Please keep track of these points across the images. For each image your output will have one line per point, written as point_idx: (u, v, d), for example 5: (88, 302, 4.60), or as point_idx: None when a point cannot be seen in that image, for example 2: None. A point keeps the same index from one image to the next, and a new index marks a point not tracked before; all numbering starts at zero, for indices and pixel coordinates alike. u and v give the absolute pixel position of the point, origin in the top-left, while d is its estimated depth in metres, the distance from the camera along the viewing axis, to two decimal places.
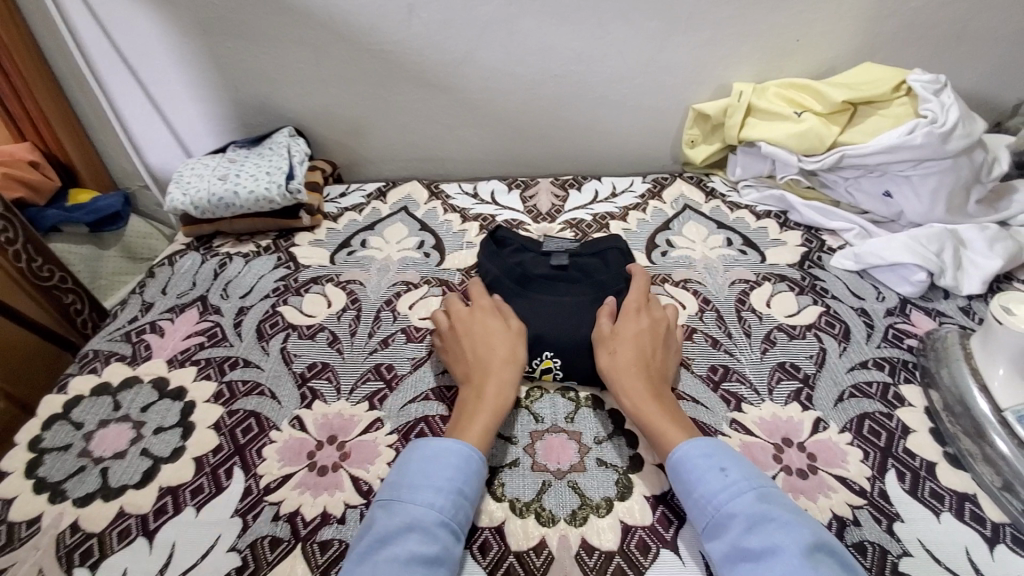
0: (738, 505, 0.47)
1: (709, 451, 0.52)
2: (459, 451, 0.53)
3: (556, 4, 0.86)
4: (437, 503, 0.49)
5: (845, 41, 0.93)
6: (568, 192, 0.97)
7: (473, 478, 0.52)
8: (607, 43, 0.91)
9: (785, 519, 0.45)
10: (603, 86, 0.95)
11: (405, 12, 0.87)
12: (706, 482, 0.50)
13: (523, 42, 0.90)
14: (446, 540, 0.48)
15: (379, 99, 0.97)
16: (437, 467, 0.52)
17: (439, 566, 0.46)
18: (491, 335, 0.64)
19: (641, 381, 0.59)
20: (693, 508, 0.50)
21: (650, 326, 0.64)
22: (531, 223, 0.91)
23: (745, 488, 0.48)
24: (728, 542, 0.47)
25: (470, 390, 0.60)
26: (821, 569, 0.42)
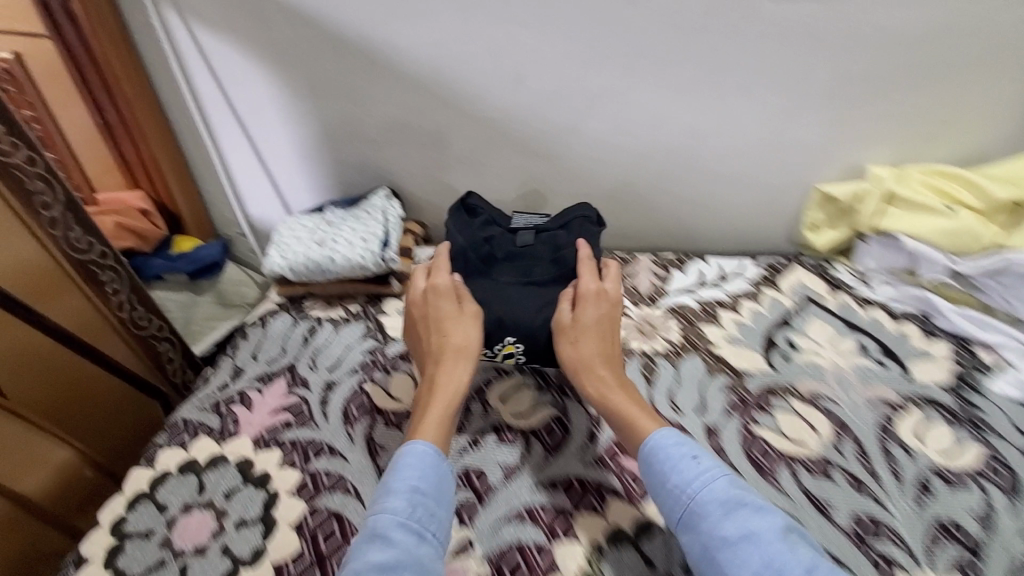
0: (710, 492, 0.50)
1: (679, 441, 0.55)
2: (413, 451, 0.56)
3: (676, 78, 0.81)
4: (392, 506, 0.51)
5: (1004, 124, 0.82)
6: (670, 272, 0.88)
7: (430, 474, 0.54)
8: (726, 118, 0.84)
9: (756, 505, 0.49)
10: (716, 163, 0.88)
11: (513, 83, 0.84)
12: (679, 471, 0.53)
13: (633, 114, 0.85)
14: (411, 541, 0.49)
15: (478, 165, 0.94)
16: (393, 472, 0.54)
17: (401, 569, 0.47)
18: (447, 321, 0.68)
19: (603, 375, 0.64)
20: (667, 497, 0.53)
21: (607, 312, 0.68)
22: (630, 305, 0.83)
23: (716, 474, 0.52)
24: (703, 531, 0.49)
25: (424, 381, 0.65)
26: (796, 549, 0.46)
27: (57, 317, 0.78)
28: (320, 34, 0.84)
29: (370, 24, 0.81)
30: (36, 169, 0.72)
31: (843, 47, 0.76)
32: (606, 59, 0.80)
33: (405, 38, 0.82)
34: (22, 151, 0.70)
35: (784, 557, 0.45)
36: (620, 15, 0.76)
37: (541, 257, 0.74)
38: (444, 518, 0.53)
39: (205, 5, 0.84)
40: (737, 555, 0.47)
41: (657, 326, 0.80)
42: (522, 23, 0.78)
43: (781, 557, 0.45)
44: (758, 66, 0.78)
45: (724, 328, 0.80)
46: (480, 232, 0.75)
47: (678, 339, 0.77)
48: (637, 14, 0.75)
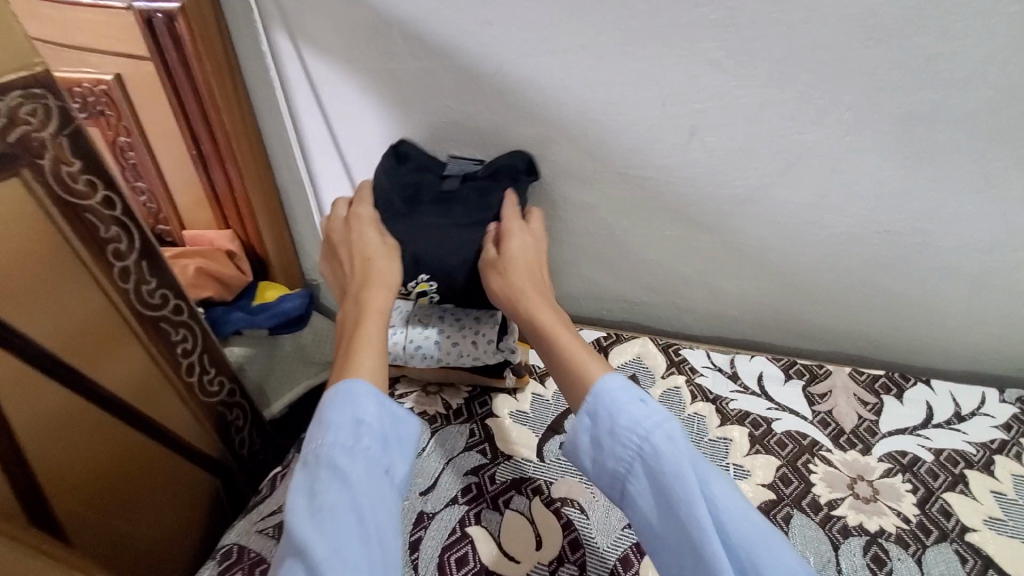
0: (666, 442, 0.46)
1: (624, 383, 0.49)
2: (346, 388, 0.50)
3: (922, 145, 0.59)
4: (338, 441, 0.48)
5: None
6: (881, 399, 0.65)
7: (377, 404, 0.50)
8: (984, 201, 0.61)
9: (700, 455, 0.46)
10: (953, 256, 0.65)
11: (686, 136, 0.66)
12: (627, 414, 0.47)
13: (845, 186, 0.64)
14: (364, 475, 0.47)
15: (617, 230, 0.77)
16: (337, 404, 0.50)
17: (361, 504, 0.45)
18: (370, 248, 0.61)
19: (536, 303, 0.58)
20: (613, 446, 0.48)
21: (533, 244, 0.62)
22: (829, 446, 0.61)
23: (663, 418, 0.47)
24: (657, 482, 0.45)
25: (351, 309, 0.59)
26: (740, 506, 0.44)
27: (114, 385, 0.65)
28: (450, 68, 0.71)
29: (513, 56, 0.67)
30: (113, 213, 0.60)
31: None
32: (821, 116, 0.60)
33: (554, 76, 0.67)
34: (100, 192, 0.59)
35: (734, 515, 0.44)
36: (859, 58, 0.55)
37: (466, 199, 0.65)
38: (393, 455, 0.50)
39: (319, 30, 0.72)
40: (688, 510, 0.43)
41: (880, 489, 0.57)
42: (713, 63, 0.60)
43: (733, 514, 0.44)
44: None
45: (982, 504, 0.56)
46: (406, 175, 0.67)
47: (914, 515, 0.55)
48: (887, 55, 0.54)
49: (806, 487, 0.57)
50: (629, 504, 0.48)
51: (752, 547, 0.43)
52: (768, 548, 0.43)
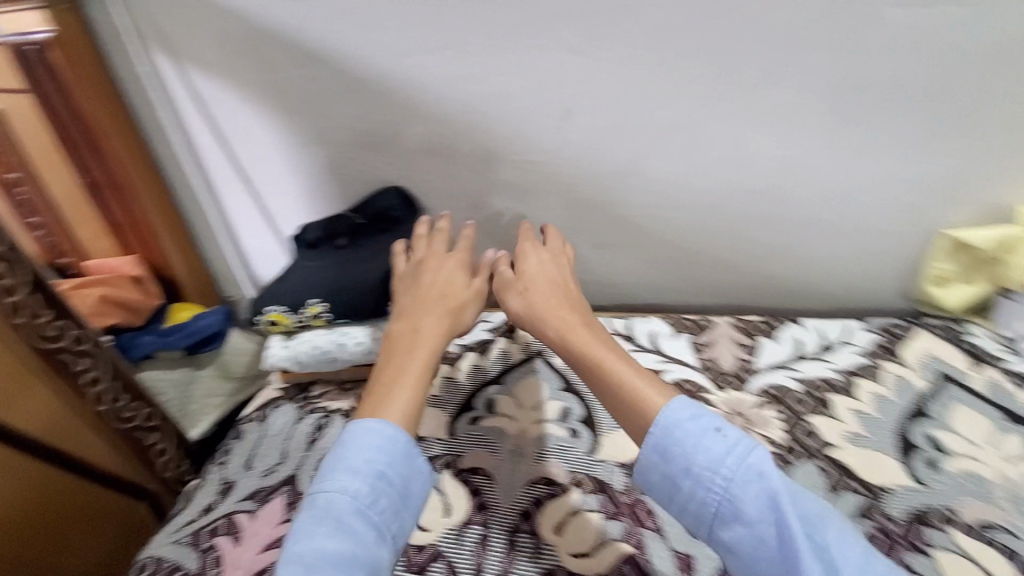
0: (752, 476, 0.44)
1: (694, 407, 0.48)
2: (380, 432, 0.51)
3: (761, 108, 0.66)
4: (352, 492, 0.48)
5: None
6: (757, 340, 0.72)
7: (396, 460, 0.50)
8: (824, 154, 0.68)
9: (791, 489, 0.44)
10: (807, 207, 0.73)
11: (562, 119, 0.71)
12: (704, 449, 0.46)
13: (706, 152, 0.70)
14: (368, 536, 0.47)
15: (514, 215, 0.82)
16: (359, 452, 0.50)
17: (354, 565, 0.45)
18: (428, 273, 0.64)
19: (568, 319, 0.57)
20: (695, 484, 0.46)
21: (550, 260, 0.64)
22: (711, 388, 0.68)
23: (744, 449, 0.45)
24: (753, 522, 0.43)
25: (404, 326, 0.60)
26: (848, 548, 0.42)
27: (17, 422, 0.65)
28: (339, 75, 0.73)
29: (395, 57, 0.70)
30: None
31: (995, 56, 0.59)
32: (672, 91, 0.66)
33: (433, 74, 0.71)
34: None
35: (839, 543, 0.42)
36: (699, 34, 0.62)
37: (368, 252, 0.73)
38: (405, 515, 0.51)
39: (204, 49, 0.74)
40: (790, 546, 0.42)
41: (753, 421, 0.63)
42: (574, 49, 0.65)
43: (833, 542, 0.43)
44: (875, 90, 0.63)
45: (842, 421, 0.62)
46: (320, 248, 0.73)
47: (783, 439, 0.61)
48: (722, 29, 0.61)
49: None
50: (724, 548, 0.45)
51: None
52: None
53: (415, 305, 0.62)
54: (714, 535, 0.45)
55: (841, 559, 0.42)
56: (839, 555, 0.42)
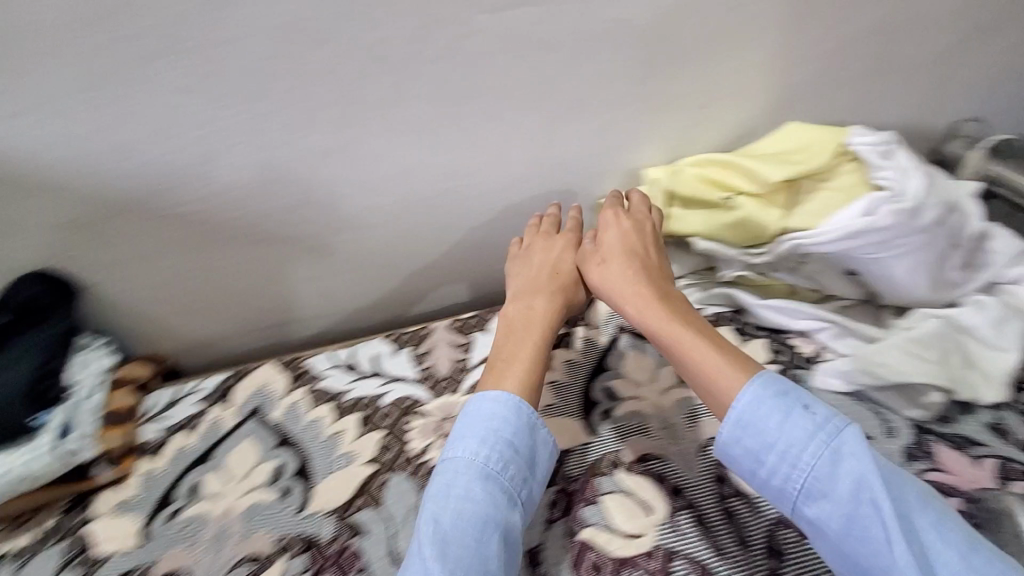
0: (841, 457, 0.48)
1: (774, 379, 0.53)
2: (499, 411, 0.56)
3: (400, 119, 0.67)
4: (482, 457, 0.53)
5: (754, 100, 0.76)
6: (472, 337, 0.75)
7: (520, 431, 0.55)
8: (476, 153, 0.72)
9: (887, 471, 0.47)
10: (482, 201, 0.78)
11: (206, 162, 0.66)
12: (790, 426, 0.50)
13: (370, 171, 0.71)
14: (501, 500, 0.52)
15: (204, 268, 0.75)
16: (475, 424, 0.55)
17: (489, 530, 0.50)
18: (538, 256, 0.70)
19: (642, 292, 0.62)
20: (780, 461, 0.50)
21: (632, 228, 0.68)
22: (427, 398, 0.68)
23: (833, 429, 0.49)
24: (839, 498, 0.47)
25: (518, 310, 0.67)
26: (945, 532, 0.45)
27: None
28: None
29: None
30: None
31: (579, 44, 0.65)
32: (307, 117, 0.64)
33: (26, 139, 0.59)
34: None
35: (933, 528, 0.45)
36: (309, 59, 0.60)
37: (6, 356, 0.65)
38: (533, 484, 0.54)
39: None
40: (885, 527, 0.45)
41: None
42: (184, 90, 0.60)
43: (921, 528, 0.45)
44: (494, 91, 0.67)
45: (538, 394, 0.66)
46: None
47: None
48: (329, 54, 0.60)
49: (401, 448, 0.63)
50: (809, 524, 0.49)
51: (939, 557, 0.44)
52: (958, 559, 0.44)
53: (526, 288, 0.69)
54: (800, 511, 0.49)
55: (930, 544, 0.45)
56: (932, 540, 0.45)
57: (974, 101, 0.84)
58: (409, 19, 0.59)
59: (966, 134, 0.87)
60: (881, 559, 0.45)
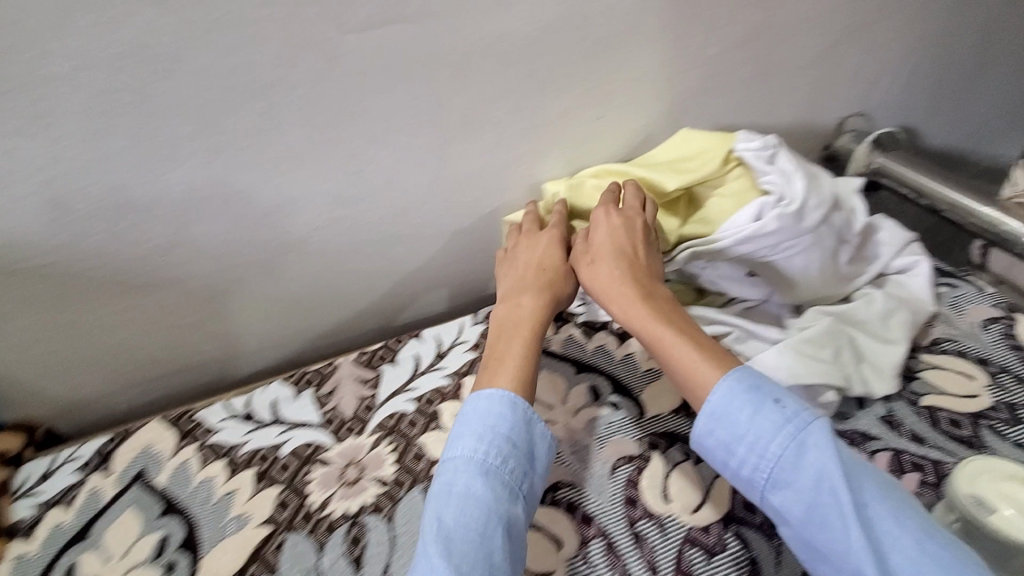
0: (805, 449, 0.47)
1: (752, 375, 0.52)
2: (497, 409, 0.53)
3: (275, 148, 0.62)
4: (482, 453, 0.50)
5: (648, 108, 0.76)
6: (378, 370, 0.71)
7: (520, 426, 0.52)
8: (365, 178, 0.68)
9: (854, 464, 0.46)
10: (381, 226, 0.73)
11: (54, 209, 0.59)
12: (762, 417, 0.49)
13: (249, 204, 0.66)
14: (504, 496, 0.48)
15: (73, 323, 0.68)
16: (477, 419, 0.53)
17: (490, 531, 0.46)
18: (526, 255, 0.67)
19: (626, 291, 0.60)
20: (748, 452, 0.49)
21: (623, 223, 0.64)
22: (330, 442, 0.64)
23: (800, 422, 0.48)
24: (800, 488, 0.46)
25: (506, 310, 0.64)
26: (907, 522, 0.43)
27: None
28: None
29: None
30: None
31: (461, 62, 0.62)
32: (167, 152, 0.59)
33: None
34: None
35: (896, 520, 0.43)
36: (159, 91, 0.55)
37: None
38: (533, 478, 0.52)
39: None
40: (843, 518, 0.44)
41: (366, 465, 0.61)
42: (14, 132, 0.53)
43: (882, 518, 0.44)
44: (375, 114, 0.63)
45: (447, 427, 0.64)
46: None
47: (392, 473, 0.60)
48: (182, 84, 0.55)
49: (300, 502, 0.59)
50: (776, 514, 0.48)
51: (898, 549, 0.42)
52: (916, 547, 0.42)
53: (513, 287, 0.66)
54: (767, 501, 0.49)
55: (889, 538, 0.43)
56: (889, 536, 0.43)
57: (856, 98, 0.88)
58: (268, 44, 0.55)
59: (851, 129, 0.90)
60: (841, 549, 0.44)
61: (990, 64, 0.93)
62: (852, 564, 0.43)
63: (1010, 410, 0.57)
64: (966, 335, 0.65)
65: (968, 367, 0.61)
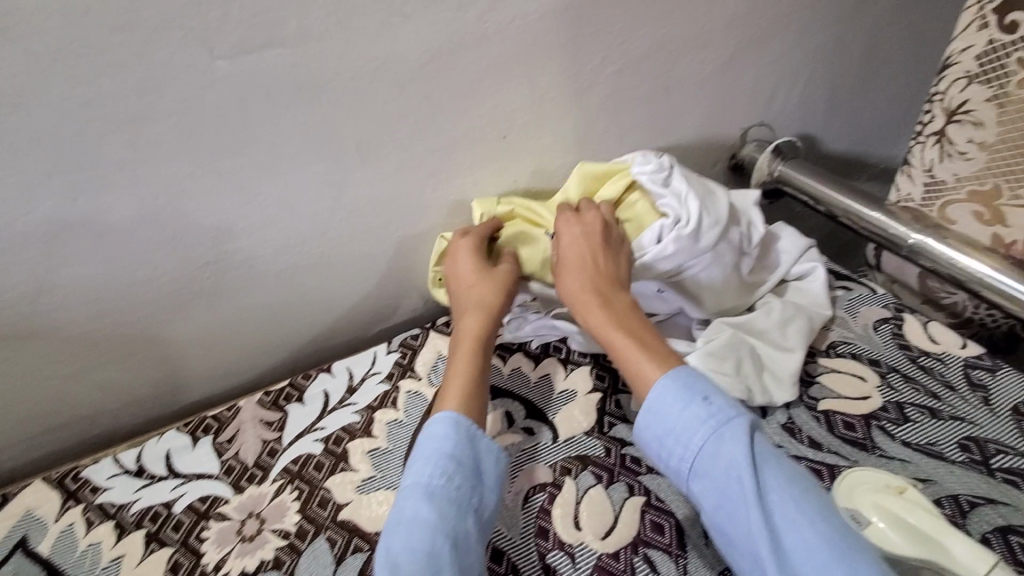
0: (723, 440, 0.48)
1: (691, 374, 0.53)
2: (447, 431, 0.53)
3: (152, 183, 0.58)
4: (425, 473, 0.50)
5: (554, 126, 0.76)
6: (285, 411, 0.68)
7: (460, 441, 0.52)
8: (258, 209, 0.64)
9: (766, 455, 0.47)
10: (282, 258, 0.69)
11: None
12: (690, 412, 0.50)
13: (128, 242, 0.60)
14: (451, 513, 0.47)
15: None
16: (426, 442, 0.52)
17: (439, 549, 0.44)
18: (463, 271, 0.66)
19: (589, 302, 0.61)
20: (675, 444, 0.51)
21: (584, 231, 0.64)
22: (230, 493, 0.60)
23: (723, 416, 0.49)
24: (715, 477, 0.47)
25: (462, 331, 0.63)
26: (806, 504, 0.44)
27: None
28: None
29: None
30: None
31: (350, 84, 0.60)
32: (22, 191, 0.53)
33: None
34: None
35: (797, 507, 0.44)
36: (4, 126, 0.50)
37: None
38: (484, 492, 0.51)
39: None
40: (749, 504, 0.45)
41: (267, 516, 0.58)
42: None
43: (786, 506, 0.44)
44: (262, 142, 0.60)
45: (356, 467, 0.61)
46: None
47: (296, 522, 0.57)
48: (32, 117, 0.50)
49: (194, 563, 0.55)
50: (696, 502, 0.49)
51: (794, 537, 0.43)
52: (809, 531, 0.43)
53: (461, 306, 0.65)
54: (689, 489, 0.50)
55: (789, 524, 0.44)
56: (785, 522, 0.44)
57: (757, 108, 0.91)
58: (128, 70, 0.51)
59: (754, 139, 0.93)
60: (745, 535, 0.45)
61: (877, 74, 0.99)
62: (754, 547, 0.44)
63: (898, 410, 0.60)
64: (861, 337, 0.68)
65: (861, 369, 0.64)
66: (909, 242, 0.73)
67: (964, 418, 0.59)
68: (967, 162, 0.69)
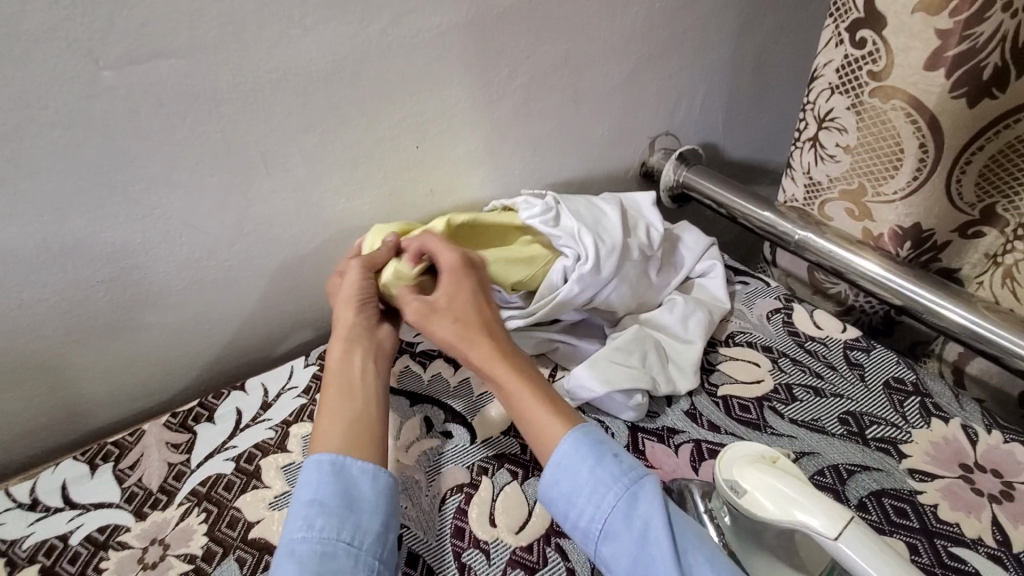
0: (637, 499, 0.49)
1: (600, 435, 0.54)
2: (316, 477, 0.52)
3: (40, 197, 0.55)
4: (292, 527, 0.49)
5: (466, 136, 0.78)
6: (193, 432, 0.65)
7: (323, 484, 0.51)
8: (159, 222, 0.62)
9: (675, 514, 0.49)
10: (189, 271, 0.67)
11: None
12: (602, 471, 0.51)
13: (14, 261, 0.57)
14: (315, 559, 0.47)
15: None
16: (295, 494, 0.52)
17: None
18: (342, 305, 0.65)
19: (484, 349, 0.61)
20: (587, 504, 0.51)
21: (469, 280, 0.64)
22: (132, 520, 0.57)
23: (633, 476, 0.51)
24: (628, 537, 0.48)
25: (337, 370, 0.61)
26: (717, 562, 0.45)
27: None
28: None
29: None
30: None
31: (251, 95, 0.60)
32: None
33: None
34: None
35: (708, 563, 0.46)
36: None
37: None
38: (359, 521, 0.50)
39: None
40: (663, 565, 0.46)
41: (171, 541, 0.55)
42: None
43: (700, 565, 0.46)
44: (160, 154, 0.58)
45: (269, 484, 0.59)
46: None
47: (202, 545, 0.55)
48: None
49: None
50: (607, 566, 0.49)
51: None
52: None
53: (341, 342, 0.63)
54: (600, 552, 0.50)
55: None
56: None
57: (662, 118, 0.97)
58: (4, 83, 0.49)
59: (661, 147, 0.99)
60: None
61: (769, 87, 1.08)
62: None
63: (787, 391, 0.65)
64: (756, 327, 0.73)
65: (756, 356, 0.69)
66: (795, 239, 0.80)
67: (844, 394, 0.65)
68: (836, 164, 0.76)
